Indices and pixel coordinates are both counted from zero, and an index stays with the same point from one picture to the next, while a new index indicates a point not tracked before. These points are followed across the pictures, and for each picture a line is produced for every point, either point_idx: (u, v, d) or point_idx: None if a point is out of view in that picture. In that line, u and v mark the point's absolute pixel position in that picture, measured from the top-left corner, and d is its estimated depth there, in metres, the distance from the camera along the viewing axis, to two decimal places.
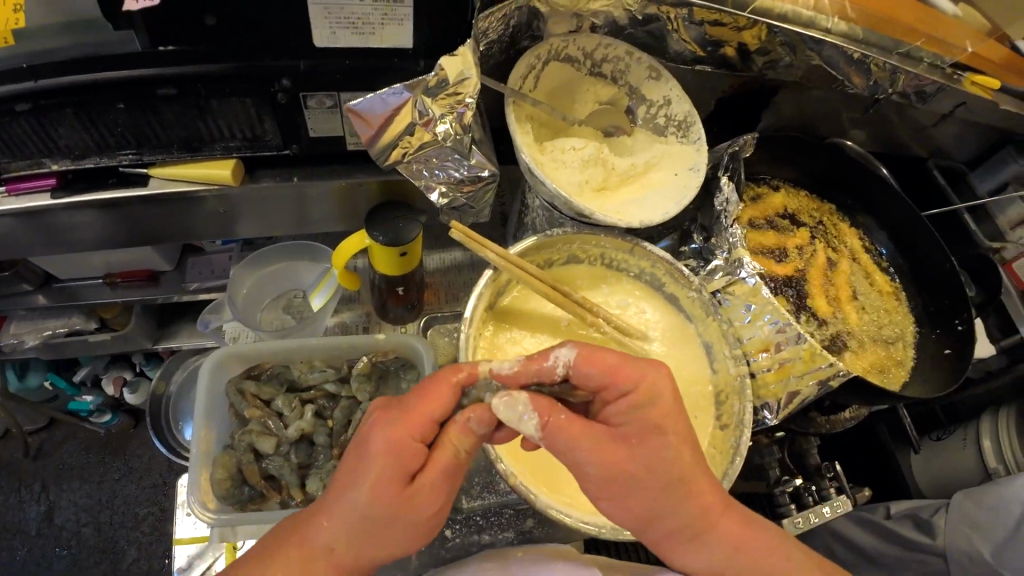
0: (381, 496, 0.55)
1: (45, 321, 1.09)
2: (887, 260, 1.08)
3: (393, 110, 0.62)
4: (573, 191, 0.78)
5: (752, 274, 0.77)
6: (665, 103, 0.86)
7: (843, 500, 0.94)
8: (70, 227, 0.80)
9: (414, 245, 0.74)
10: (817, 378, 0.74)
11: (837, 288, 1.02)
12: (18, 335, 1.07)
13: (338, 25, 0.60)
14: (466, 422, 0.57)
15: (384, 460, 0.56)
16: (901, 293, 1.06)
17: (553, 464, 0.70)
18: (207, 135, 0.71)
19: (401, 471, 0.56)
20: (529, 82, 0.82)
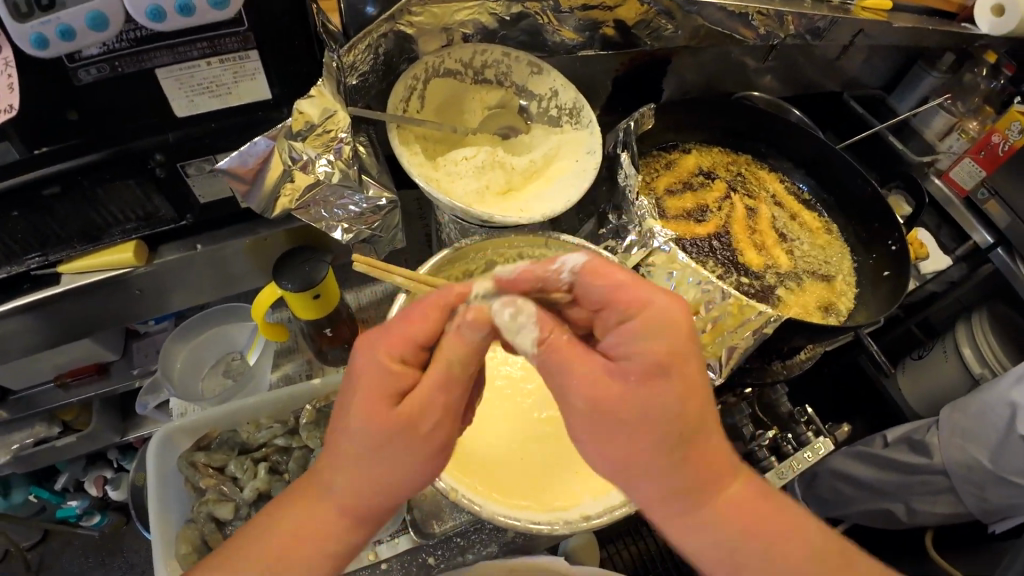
0: (365, 422, 0.50)
1: (9, 436, 1.08)
2: (809, 194, 1.12)
3: (263, 160, 0.62)
4: (473, 200, 0.78)
5: (666, 242, 0.78)
6: (552, 95, 0.88)
7: (824, 441, 0.92)
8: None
9: (327, 285, 0.75)
10: (751, 329, 0.75)
11: (770, 235, 1.04)
12: None
13: (193, 92, 0.61)
14: (459, 327, 0.51)
15: (361, 385, 0.51)
16: (830, 227, 1.09)
17: (499, 470, 0.69)
18: (103, 223, 0.71)
19: (387, 392, 0.51)
20: (412, 103, 0.83)
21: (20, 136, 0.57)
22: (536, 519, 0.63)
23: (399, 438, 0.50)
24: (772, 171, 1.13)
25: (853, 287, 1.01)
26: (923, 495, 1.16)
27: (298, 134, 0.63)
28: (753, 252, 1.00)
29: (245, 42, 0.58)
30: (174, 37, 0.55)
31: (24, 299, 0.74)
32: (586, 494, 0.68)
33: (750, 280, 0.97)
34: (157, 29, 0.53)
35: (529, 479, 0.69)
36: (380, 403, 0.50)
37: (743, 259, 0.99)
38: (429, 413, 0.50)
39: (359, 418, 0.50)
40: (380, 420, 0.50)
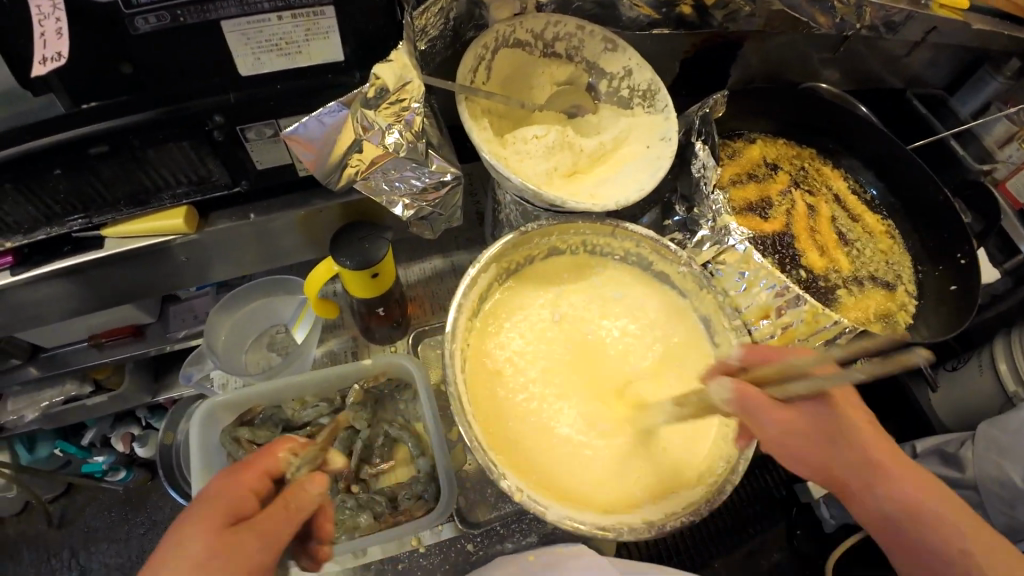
0: (203, 535, 0.55)
1: (40, 393, 1.07)
2: (878, 200, 1.06)
3: (333, 130, 0.59)
4: (542, 182, 0.74)
5: (741, 240, 0.74)
6: (626, 74, 0.83)
7: None
8: (37, 302, 0.77)
9: (386, 264, 0.71)
10: (823, 338, 0.72)
11: (832, 238, 1.00)
12: (17, 412, 1.06)
13: (259, 49, 0.56)
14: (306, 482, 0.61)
15: (217, 506, 0.58)
16: (894, 231, 1.04)
17: (559, 468, 0.67)
18: (152, 186, 0.67)
19: (228, 511, 0.58)
20: (480, 74, 0.77)
21: (68, 89, 0.55)
22: (601, 523, 0.60)
23: (240, 543, 0.55)
24: (836, 169, 1.08)
25: (916, 298, 0.97)
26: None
27: (371, 102, 0.59)
28: (816, 255, 0.96)
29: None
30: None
31: (65, 262, 0.71)
32: (645, 496, 0.66)
33: (812, 283, 0.93)
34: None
35: (588, 479, 0.66)
36: (216, 519, 0.56)
37: (806, 260, 0.95)
38: (250, 537, 0.56)
39: (195, 530, 0.55)
40: (214, 536, 0.55)
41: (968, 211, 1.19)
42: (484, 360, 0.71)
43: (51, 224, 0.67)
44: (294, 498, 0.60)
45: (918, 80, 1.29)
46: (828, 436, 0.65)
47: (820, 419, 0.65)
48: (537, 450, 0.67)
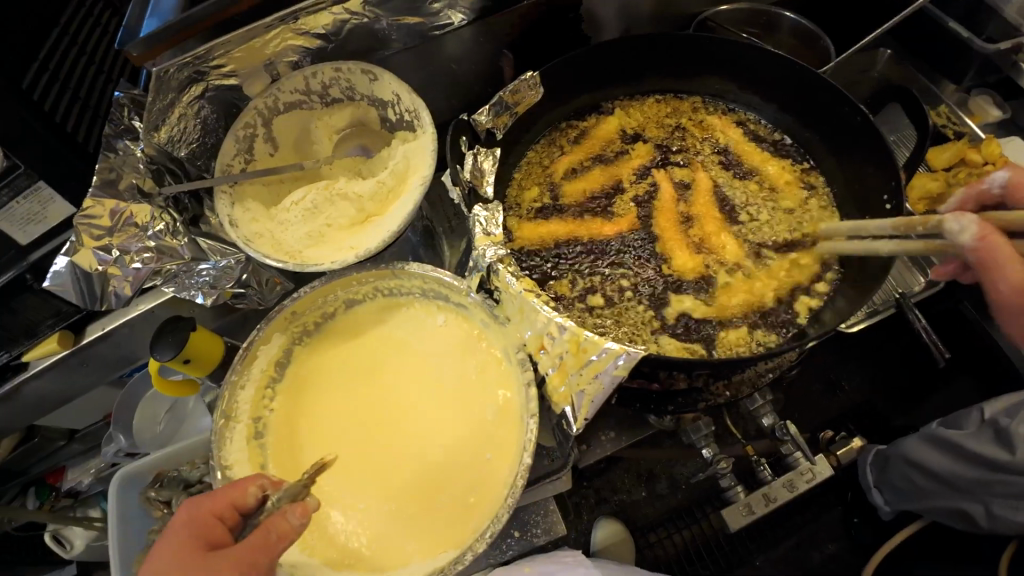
0: (181, 562, 0.57)
1: (90, 460, 1.23)
2: (775, 126, 0.90)
3: (75, 274, 0.69)
4: (305, 248, 0.75)
5: (493, 261, 0.67)
6: (397, 99, 0.79)
7: (810, 465, 0.83)
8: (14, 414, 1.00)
9: (196, 349, 0.80)
10: (597, 371, 0.60)
11: (713, 211, 0.83)
12: (75, 478, 1.22)
13: (20, 224, 0.68)
14: (282, 514, 0.57)
15: (190, 534, 0.58)
16: (804, 175, 0.86)
17: (338, 530, 0.68)
18: (32, 324, 0.82)
19: (201, 541, 0.58)
20: (261, 150, 0.82)
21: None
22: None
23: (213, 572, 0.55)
24: (727, 114, 0.92)
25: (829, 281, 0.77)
26: (1001, 498, 0.99)
27: (99, 239, 0.70)
28: (687, 253, 0.79)
29: (30, 175, 0.65)
30: None
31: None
32: (414, 554, 0.66)
33: (678, 279, 0.78)
34: None
35: (359, 538, 0.68)
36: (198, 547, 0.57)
37: (668, 260, 0.79)
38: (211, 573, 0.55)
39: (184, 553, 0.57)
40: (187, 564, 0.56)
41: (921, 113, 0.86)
42: (286, 425, 0.75)
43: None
44: (272, 526, 0.56)
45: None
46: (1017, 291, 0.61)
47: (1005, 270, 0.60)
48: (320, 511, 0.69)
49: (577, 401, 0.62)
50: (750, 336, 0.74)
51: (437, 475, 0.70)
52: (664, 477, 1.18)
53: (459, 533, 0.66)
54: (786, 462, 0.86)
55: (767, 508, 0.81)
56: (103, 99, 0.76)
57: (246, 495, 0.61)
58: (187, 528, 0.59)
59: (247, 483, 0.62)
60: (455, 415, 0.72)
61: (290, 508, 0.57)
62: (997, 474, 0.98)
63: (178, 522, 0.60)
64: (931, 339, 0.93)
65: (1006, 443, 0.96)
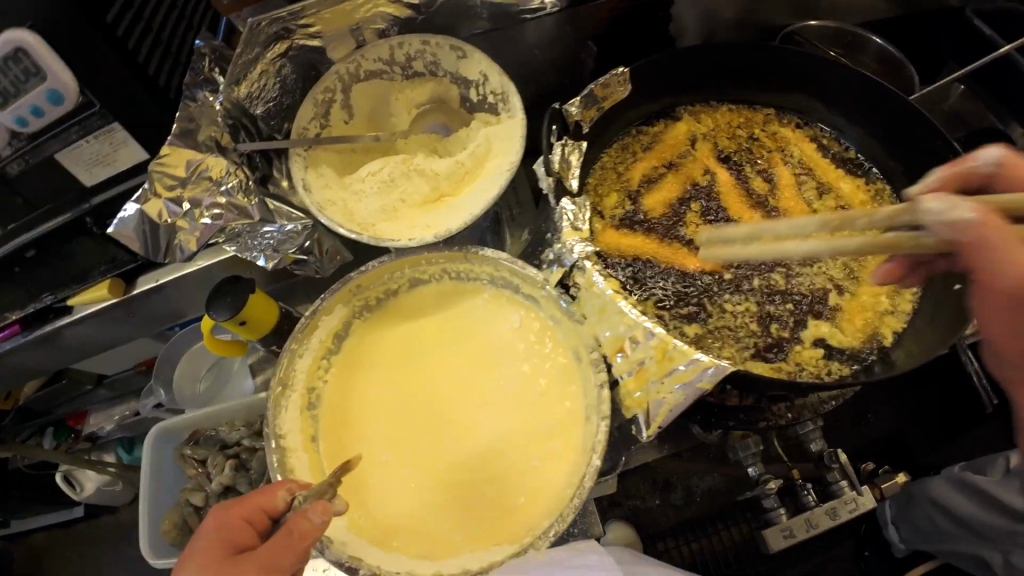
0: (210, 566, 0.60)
1: (114, 408, 1.26)
2: (855, 149, 0.87)
3: (142, 223, 0.67)
4: (378, 221, 0.73)
5: (582, 259, 0.65)
6: (483, 79, 0.77)
7: (861, 497, 0.83)
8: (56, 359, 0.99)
9: (252, 312, 0.78)
10: (681, 381, 0.59)
11: (797, 207, 0.83)
12: (98, 424, 1.26)
13: (89, 164, 0.67)
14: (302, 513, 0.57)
15: (224, 536, 0.61)
16: (878, 197, 0.84)
17: (388, 512, 0.67)
18: (84, 268, 0.82)
19: (229, 544, 0.61)
20: (335, 117, 0.80)
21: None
22: (382, 570, 0.62)
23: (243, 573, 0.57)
24: (802, 128, 0.89)
25: (903, 312, 0.76)
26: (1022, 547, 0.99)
27: (172, 189, 0.68)
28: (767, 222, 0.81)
29: (105, 116, 0.64)
30: (54, 125, 0.62)
31: (38, 333, 0.87)
32: (464, 543, 0.65)
33: (750, 294, 0.76)
34: (29, 130, 0.61)
35: (408, 522, 0.67)
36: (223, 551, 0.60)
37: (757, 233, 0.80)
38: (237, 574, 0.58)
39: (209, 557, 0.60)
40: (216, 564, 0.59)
41: None
42: (341, 400, 0.74)
43: (18, 308, 0.84)
44: (292, 526, 0.57)
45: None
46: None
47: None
48: (374, 489, 0.69)
49: (654, 409, 0.61)
50: (825, 360, 0.73)
51: (494, 464, 0.69)
52: (679, 487, 1.11)
53: (517, 528, 0.65)
54: (831, 490, 0.85)
55: (812, 531, 0.81)
56: (184, 48, 0.74)
57: (270, 498, 0.63)
58: (215, 529, 0.62)
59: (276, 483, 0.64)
60: (517, 405, 0.71)
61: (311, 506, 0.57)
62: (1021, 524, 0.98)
63: (211, 524, 0.63)
64: (982, 384, 0.94)
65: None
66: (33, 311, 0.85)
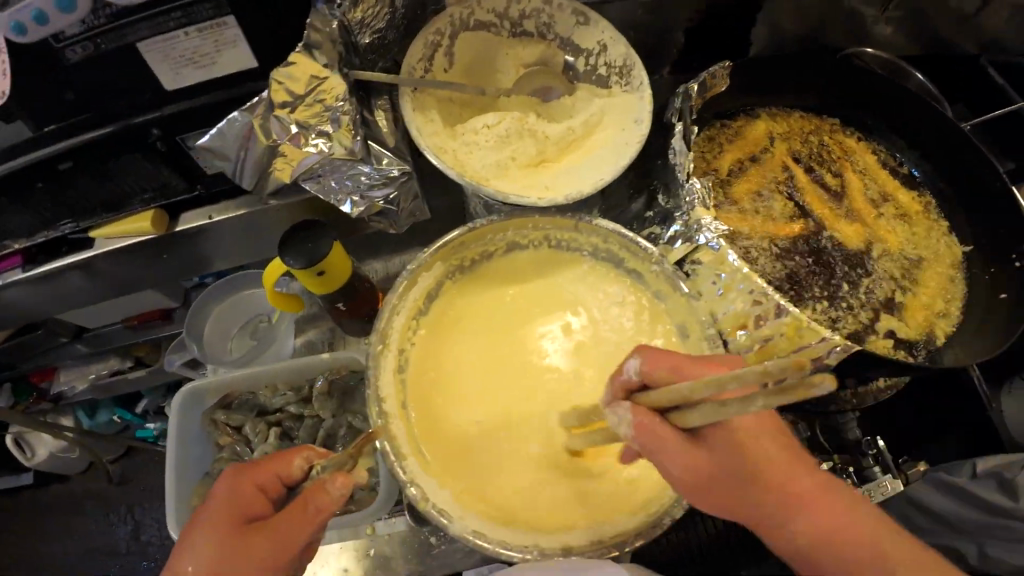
0: (218, 539, 0.56)
1: (90, 366, 1.21)
2: (908, 166, 0.89)
3: (244, 139, 0.59)
4: (491, 175, 0.69)
5: (714, 238, 0.66)
6: (600, 50, 0.76)
7: (891, 480, 0.85)
8: (56, 297, 0.86)
9: (332, 263, 0.71)
10: (809, 356, 0.62)
11: (865, 209, 0.85)
12: (70, 382, 1.21)
13: (178, 65, 0.57)
14: (323, 484, 0.57)
15: (227, 506, 0.58)
16: (933, 209, 0.87)
17: (490, 481, 0.64)
18: (121, 194, 0.70)
19: (239, 515, 0.58)
20: (438, 63, 0.74)
21: (26, 112, 0.59)
22: (510, 545, 0.57)
23: (254, 542, 0.55)
24: (864, 141, 0.91)
25: (954, 317, 0.79)
26: (999, 541, 0.88)
27: (283, 106, 0.59)
28: (846, 224, 0.83)
29: (218, 7, 0.53)
30: (147, 8, 0.52)
31: (44, 268, 0.78)
32: (579, 518, 0.62)
33: (829, 289, 0.78)
34: (123, 3, 0.51)
35: (518, 497, 0.63)
36: (229, 520, 0.57)
37: (836, 231, 0.82)
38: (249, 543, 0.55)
39: (212, 525, 0.57)
40: (223, 532, 0.56)
41: None
42: (434, 360, 0.69)
43: (22, 237, 0.74)
44: (311, 496, 0.56)
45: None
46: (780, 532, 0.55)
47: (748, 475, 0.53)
48: (477, 455, 0.65)
49: None
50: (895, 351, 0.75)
51: (601, 437, 0.67)
52: None
53: (634, 500, 0.62)
54: (866, 474, 0.87)
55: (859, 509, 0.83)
56: None
57: (287, 468, 0.61)
58: (222, 492, 0.59)
59: (297, 454, 0.63)
60: None
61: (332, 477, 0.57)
62: (999, 519, 0.88)
63: (215, 493, 0.60)
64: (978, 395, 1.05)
65: (1011, 490, 0.86)
66: (43, 241, 0.76)
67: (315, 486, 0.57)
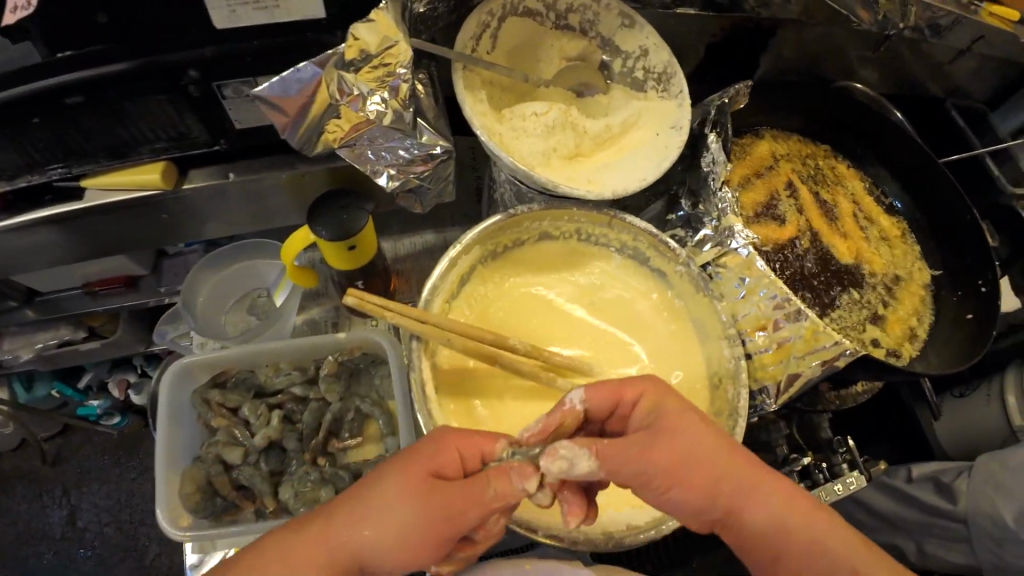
0: (403, 485, 0.51)
1: (34, 336, 1.06)
2: (890, 197, 0.99)
3: (309, 92, 0.57)
4: (539, 163, 0.70)
5: (745, 245, 0.70)
6: (641, 54, 0.77)
7: (857, 476, 0.88)
8: (11, 261, 0.74)
9: (364, 237, 0.68)
10: (821, 358, 0.67)
11: (855, 231, 0.94)
12: (12, 351, 1.05)
13: (235, 2, 0.53)
14: (514, 478, 0.51)
15: (423, 460, 0.53)
16: (909, 236, 0.97)
17: None
18: (131, 140, 0.64)
19: (429, 468, 0.52)
20: (483, 44, 0.73)
21: (42, 36, 0.53)
22: (558, 531, 0.58)
23: (429, 506, 0.51)
24: (855, 168, 1.00)
25: (923, 335, 0.88)
26: (937, 538, 0.92)
27: (352, 62, 0.57)
28: (842, 242, 0.92)
29: None
30: None
31: (19, 219, 0.67)
32: (609, 504, 0.64)
33: (820, 302, 0.85)
34: None
35: None
36: (415, 470, 0.52)
37: (832, 248, 0.91)
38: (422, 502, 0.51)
39: (399, 470, 0.52)
40: (410, 484, 0.51)
41: (995, 233, 1.02)
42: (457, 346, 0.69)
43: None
44: (494, 483, 0.51)
45: (984, 37, 0.92)
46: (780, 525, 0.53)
47: (733, 478, 0.53)
48: None
49: (786, 380, 0.69)
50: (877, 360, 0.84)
51: None
52: None
53: None
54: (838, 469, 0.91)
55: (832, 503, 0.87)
56: None
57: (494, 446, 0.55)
58: (424, 444, 0.54)
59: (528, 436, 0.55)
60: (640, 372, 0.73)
61: (518, 470, 0.51)
62: (938, 519, 0.91)
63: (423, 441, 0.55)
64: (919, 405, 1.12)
65: (950, 494, 0.90)
66: (25, 187, 0.66)
67: (520, 467, 0.51)
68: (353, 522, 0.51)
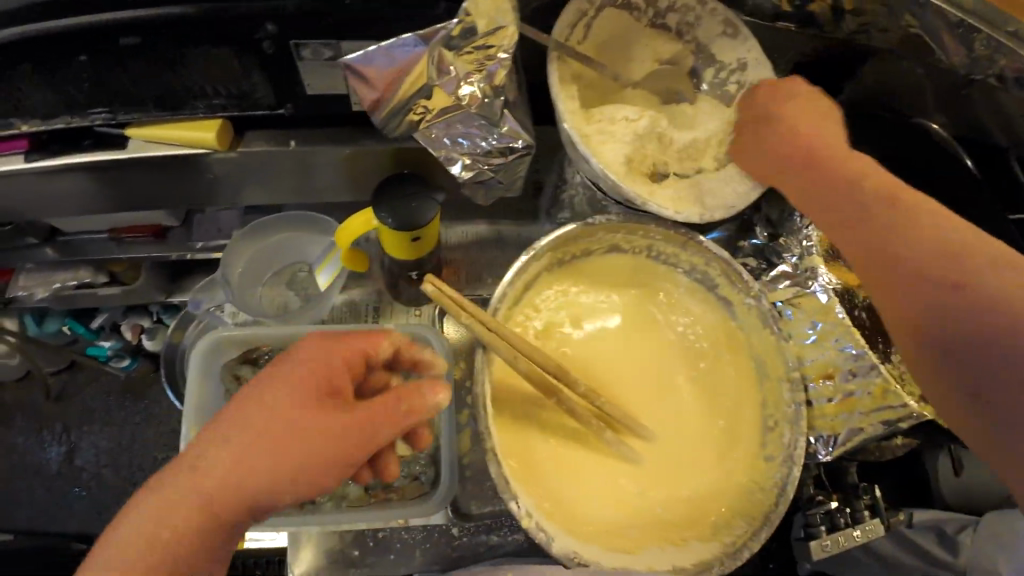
0: (299, 392, 0.52)
1: (55, 273, 1.02)
2: None
3: (404, 67, 0.52)
4: (624, 169, 0.65)
5: (825, 289, 0.66)
6: (739, 67, 0.72)
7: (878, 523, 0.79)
8: (41, 204, 0.69)
9: (430, 229, 0.64)
10: (883, 418, 0.63)
11: None
12: (27, 288, 1.01)
13: None
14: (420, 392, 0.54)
15: (312, 363, 0.55)
16: None
17: (568, 491, 0.63)
18: (186, 91, 0.59)
19: (327, 377, 0.54)
20: (576, 33, 0.67)
21: None
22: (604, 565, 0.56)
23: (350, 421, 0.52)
24: None
25: None
26: None
27: (456, 40, 0.52)
28: None
29: None
30: None
31: (53, 161, 0.62)
32: (651, 541, 0.62)
33: None
34: None
35: (602, 519, 0.62)
36: (319, 383, 0.54)
37: None
38: (340, 415, 0.52)
39: (304, 380, 0.53)
40: (316, 395, 0.53)
41: None
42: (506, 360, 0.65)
43: (36, 118, 0.60)
44: (408, 397, 0.54)
45: None
46: (945, 257, 0.53)
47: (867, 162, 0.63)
48: (552, 472, 0.63)
49: (844, 435, 0.66)
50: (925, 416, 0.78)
51: (686, 470, 0.67)
52: None
53: (705, 530, 0.63)
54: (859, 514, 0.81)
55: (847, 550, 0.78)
56: None
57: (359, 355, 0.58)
58: (304, 364, 0.54)
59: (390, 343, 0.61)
60: (694, 404, 0.70)
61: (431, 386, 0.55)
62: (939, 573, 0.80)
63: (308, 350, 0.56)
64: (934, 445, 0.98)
65: (951, 545, 0.79)
66: (63, 128, 0.61)
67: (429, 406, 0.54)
68: (254, 438, 0.50)
